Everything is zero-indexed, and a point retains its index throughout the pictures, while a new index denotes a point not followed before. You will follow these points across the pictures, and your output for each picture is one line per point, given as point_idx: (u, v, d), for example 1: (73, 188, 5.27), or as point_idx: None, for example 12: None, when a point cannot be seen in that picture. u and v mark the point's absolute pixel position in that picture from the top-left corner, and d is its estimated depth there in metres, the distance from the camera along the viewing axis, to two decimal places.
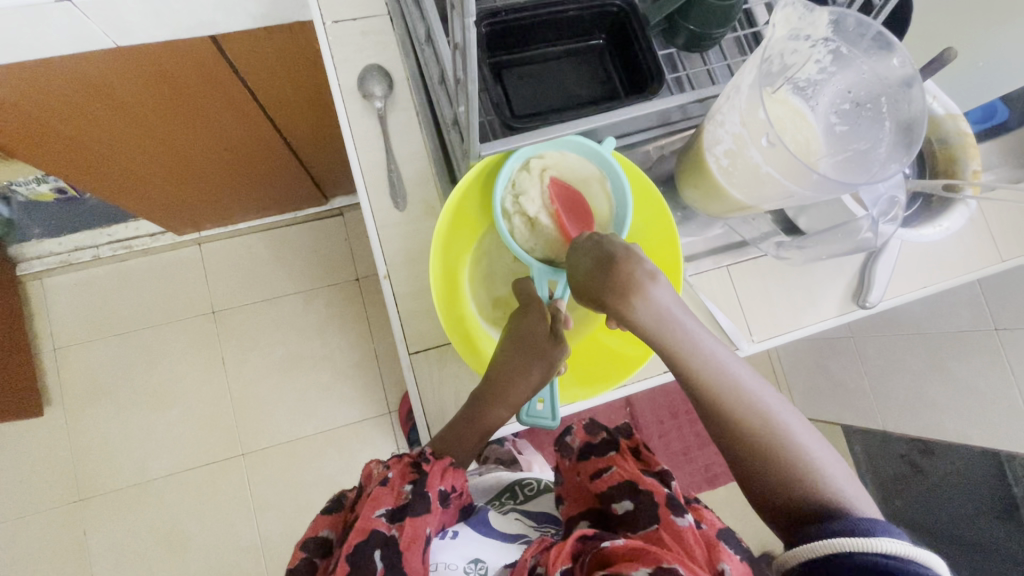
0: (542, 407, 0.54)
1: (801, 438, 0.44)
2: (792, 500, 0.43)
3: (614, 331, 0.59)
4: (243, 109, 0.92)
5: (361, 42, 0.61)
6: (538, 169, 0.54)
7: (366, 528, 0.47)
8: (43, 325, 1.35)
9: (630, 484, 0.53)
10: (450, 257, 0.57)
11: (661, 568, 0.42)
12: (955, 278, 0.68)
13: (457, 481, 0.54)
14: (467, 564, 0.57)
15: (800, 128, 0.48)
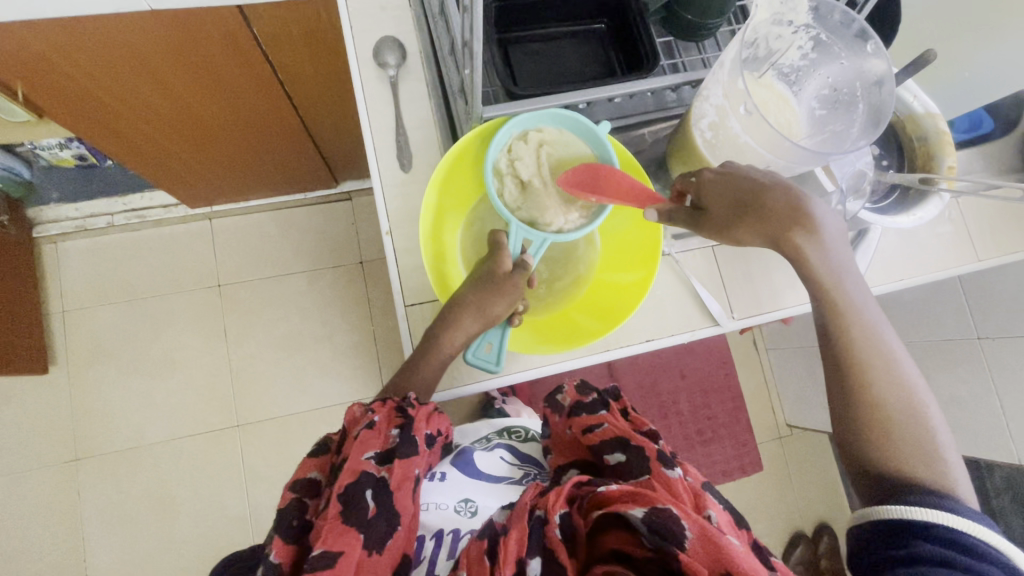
0: (489, 351, 0.59)
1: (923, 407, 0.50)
2: (896, 467, 0.49)
3: (587, 312, 0.63)
4: (264, 84, 0.96)
5: (380, 15, 0.65)
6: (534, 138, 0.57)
7: (356, 470, 0.49)
8: (54, 287, 1.39)
9: (619, 439, 0.55)
10: (444, 201, 0.61)
11: (655, 508, 0.45)
12: (933, 274, 0.71)
13: (440, 425, 0.59)
14: (458, 502, 0.62)
15: (782, 108, 0.52)
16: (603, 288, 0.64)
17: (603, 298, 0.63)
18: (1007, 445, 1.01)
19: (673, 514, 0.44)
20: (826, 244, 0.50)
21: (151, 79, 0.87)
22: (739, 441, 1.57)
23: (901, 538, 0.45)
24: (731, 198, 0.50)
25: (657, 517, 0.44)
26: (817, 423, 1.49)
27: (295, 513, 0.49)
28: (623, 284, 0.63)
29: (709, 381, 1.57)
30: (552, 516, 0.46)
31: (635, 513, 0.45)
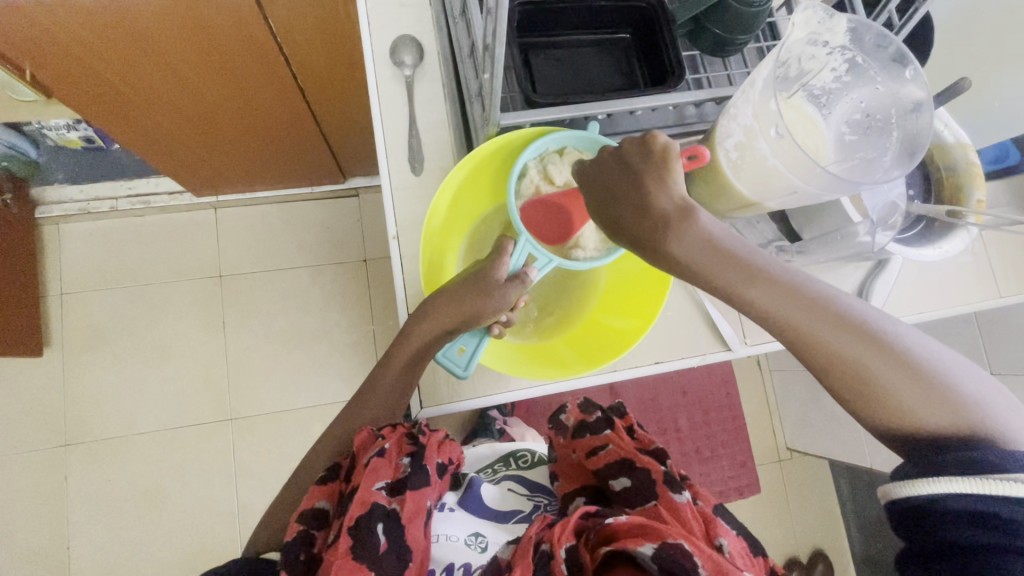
0: (460, 354, 0.55)
1: (897, 373, 0.43)
2: (903, 426, 0.44)
3: (574, 346, 0.61)
4: (275, 75, 0.94)
5: (398, 13, 0.64)
6: (571, 157, 0.56)
7: (366, 501, 0.47)
8: (54, 269, 1.38)
9: (625, 461, 0.53)
10: (460, 200, 0.59)
11: (665, 544, 0.42)
12: (954, 309, 0.69)
13: (451, 454, 0.57)
14: (468, 535, 0.59)
15: (812, 131, 0.49)
16: (595, 329, 0.61)
17: (592, 339, 0.61)
18: None
19: (684, 551, 0.41)
20: (703, 243, 0.46)
21: (162, 64, 0.86)
22: (738, 463, 1.54)
23: (928, 514, 0.40)
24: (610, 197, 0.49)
25: (668, 553, 0.41)
26: (818, 448, 1.47)
27: (304, 546, 0.48)
28: (608, 329, 0.60)
29: (710, 399, 1.55)
30: (557, 550, 0.43)
31: (643, 551, 0.42)
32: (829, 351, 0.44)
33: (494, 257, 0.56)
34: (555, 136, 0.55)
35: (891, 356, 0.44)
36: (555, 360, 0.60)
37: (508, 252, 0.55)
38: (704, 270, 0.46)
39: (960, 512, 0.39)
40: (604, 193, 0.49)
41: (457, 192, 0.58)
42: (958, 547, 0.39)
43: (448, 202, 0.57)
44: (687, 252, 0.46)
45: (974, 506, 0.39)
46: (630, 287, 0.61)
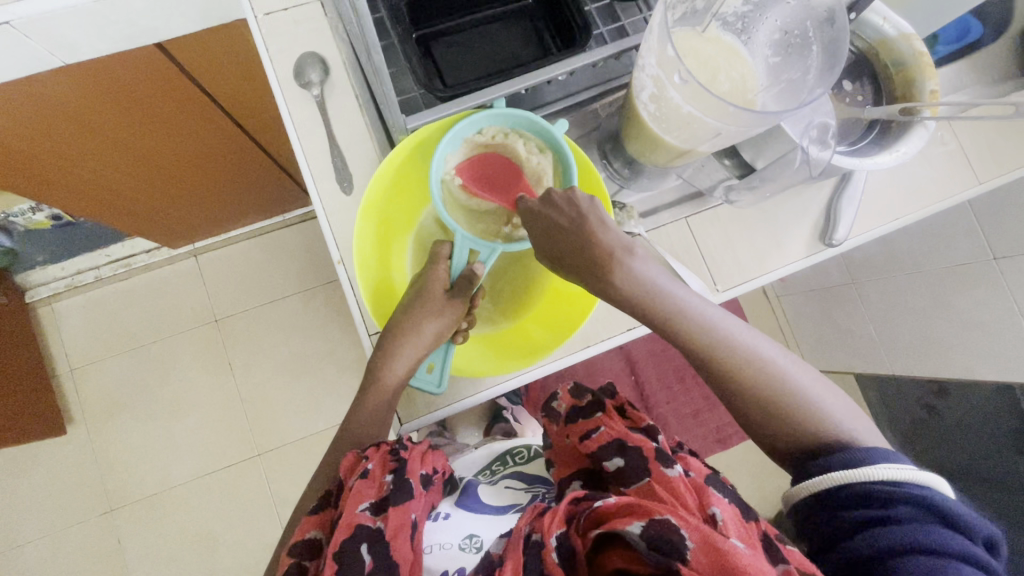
0: (432, 371, 0.56)
1: (793, 386, 0.49)
2: (799, 444, 0.48)
3: (542, 324, 0.59)
4: (206, 114, 0.92)
5: (295, 31, 0.61)
6: (490, 135, 0.54)
7: (351, 523, 0.46)
8: (58, 348, 1.41)
9: (617, 442, 0.51)
10: (388, 215, 0.58)
11: (652, 520, 0.42)
12: (929, 210, 0.66)
13: (434, 463, 0.59)
14: (463, 539, 0.60)
15: (733, 65, 0.47)
16: (558, 298, 0.59)
17: (558, 308, 0.59)
18: None
19: (669, 524, 0.41)
20: (633, 273, 0.49)
21: (95, 135, 0.86)
22: None
23: (837, 501, 0.42)
24: (565, 224, 0.50)
25: (655, 530, 0.42)
26: (842, 365, 1.45)
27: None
28: (571, 293, 0.57)
29: None
30: (546, 539, 0.43)
31: (632, 529, 0.42)
32: (733, 372, 0.49)
33: (432, 264, 0.56)
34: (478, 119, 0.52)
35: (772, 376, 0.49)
36: (525, 340, 0.58)
37: (445, 257, 0.56)
38: (639, 302, 0.49)
39: (868, 494, 0.41)
40: (545, 237, 0.51)
41: (381, 208, 0.56)
42: (860, 524, 0.41)
43: (374, 221, 0.56)
44: (625, 285, 0.49)
45: (873, 487, 0.41)
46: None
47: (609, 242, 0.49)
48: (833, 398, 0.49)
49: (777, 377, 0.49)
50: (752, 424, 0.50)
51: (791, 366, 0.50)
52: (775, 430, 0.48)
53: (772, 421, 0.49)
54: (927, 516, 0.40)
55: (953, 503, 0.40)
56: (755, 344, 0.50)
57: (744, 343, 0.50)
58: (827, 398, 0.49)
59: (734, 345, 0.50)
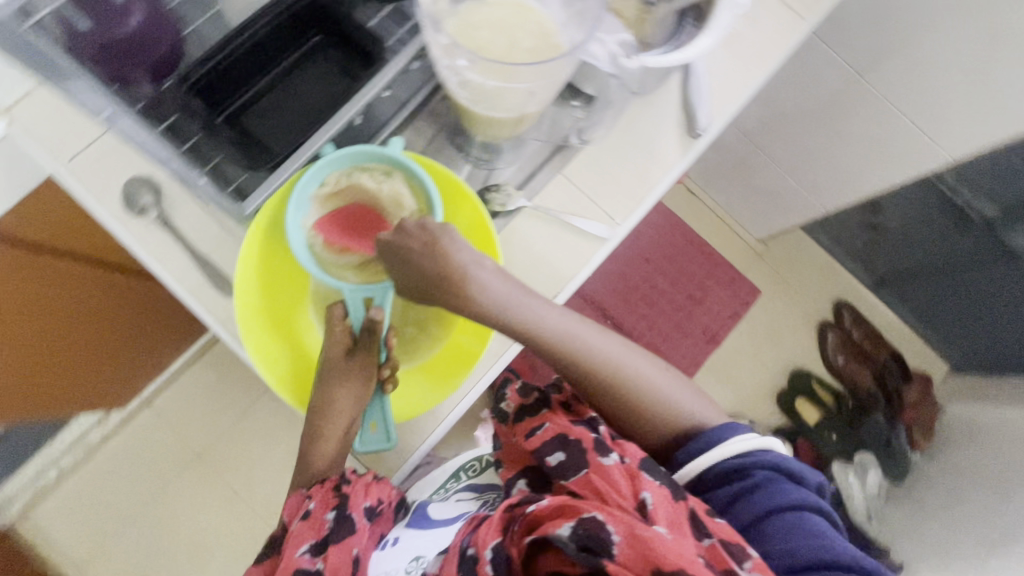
0: (376, 431, 0.55)
1: (644, 382, 0.56)
2: (655, 430, 0.56)
3: (467, 327, 0.58)
4: (65, 269, 0.85)
5: (102, 162, 0.58)
6: (333, 181, 0.54)
7: (290, 566, 0.49)
8: (54, 554, 1.34)
9: (558, 438, 0.52)
10: (274, 294, 0.57)
11: (583, 521, 0.42)
12: (773, 66, 0.68)
13: (383, 493, 0.55)
14: (410, 562, 0.58)
15: (520, 21, 0.49)
16: None
17: None
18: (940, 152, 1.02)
19: (600, 523, 0.42)
20: (489, 287, 0.51)
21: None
22: (728, 282, 1.60)
23: (704, 486, 0.53)
24: (419, 250, 0.49)
25: (587, 531, 0.41)
26: (782, 224, 1.51)
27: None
28: None
29: (670, 249, 1.60)
30: (482, 552, 0.45)
31: (562, 532, 0.42)
32: (595, 373, 0.55)
33: (331, 327, 0.55)
34: (316, 168, 0.52)
35: (631, 372, 0.56)
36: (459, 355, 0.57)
37: (340, 316, 0.54)
38: (500, 316, 0.51)
39: (724, 473, 0.52)
40: (397, 264, 0.50)
41: (263, 292, 0.56)
42: (724, 503, 0.52)
43: (260, 307, 0.55)
44: (484, 298, 0.51)
45: (725, 466, 0.52)
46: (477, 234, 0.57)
47: (460, 258, 0.50)
48: (679, 390, 0.57)
49: (634, 375, 0.56)
50: (615, 419, 0.57)
51: (643, 362, 0.57)
52: (636, 418, 0.56)
53: (632, 413, 0.56)
54: (776, 475, 0.51)
55: (788, 460, 0.52)
56: (610, 346, 0.56)
57: (601, 346, 0.56)
58: (676, 390, 0.57)
59: (591, 349, 0.55)
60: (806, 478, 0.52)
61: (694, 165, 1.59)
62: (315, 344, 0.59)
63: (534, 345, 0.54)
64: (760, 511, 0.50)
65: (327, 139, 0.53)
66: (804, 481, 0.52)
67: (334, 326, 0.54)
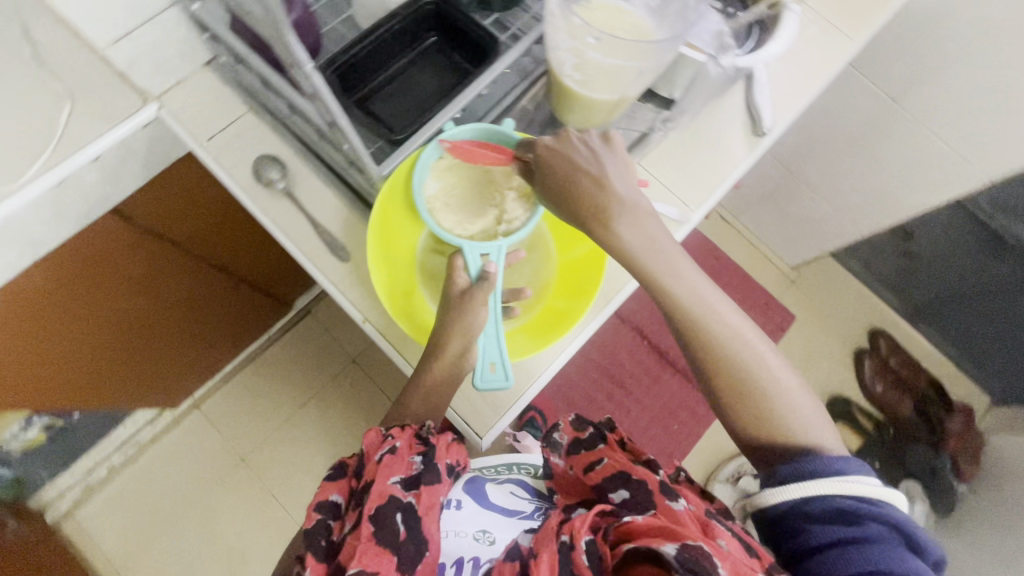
0: (495, 370, 0.56)
1: (780, 380, 0.52)
2: (767, 436, 0.52)
3: (560, 293, 0.62)
4: (171, 261, 0.93)
5: (241, 145, 0.66)
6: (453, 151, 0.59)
7: (384, 493, 0.47)
8: (95, 555, 1.34)
9: (620, 474, 0.53)
10: (391, 245, 0.60)
11: (684, 544, 0.42)
12: (826, 76, 0.75)
13: (456, 455, 0.57)
14: (477, 530, 0.61)
15: (624, 21, 0.55)
16: (568, 269, 0.64)
17: (576, 274, 0.63)
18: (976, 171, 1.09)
19: (705, 551, 0.41)
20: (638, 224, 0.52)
21: (83, 317, 0.87)
22: (765, 307, 1.61)
23: (797, 522, 0.47)
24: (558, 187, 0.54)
25: (690, 554, 0.41)
26: (816, 250, 1.56)
27: (323, 534, 0.48)
28: (581, 263, 0.63)
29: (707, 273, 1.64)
30: (576, 541, 0.47)
31: (667, 550, 0.42)
32: (724, 353, 0.52)
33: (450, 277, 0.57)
34: (441, 138, 0.58)
35: (765, 370, 0.52)
36: (559, 316, 0.61)
37: (461, 266, 0.57)
38: (641, 255, 0.52)
39: (831, 510, 0.46)
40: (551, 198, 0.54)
41: (381, 242, 0.59)
42: (821, 543, 0.45)
43: (378, 257, 0.59)
44: (634, 233, 0.52)
45: (835, 503, 0.46)
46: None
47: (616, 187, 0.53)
48: (810, 410, 0.53)
49: (760, 370, 0.52)
50: (724, 414, 0.54)
51: (781, 374, 0.53)
52: (751, 423, 0.52)
53: (749, 411, 0.52)
54: (890, 531, 0.45)
55: (903, 516, 0.46)
56: (752, 341, 0.53)
57: (737, 332, 0.53)
58: (805, 406, 0.53)
59: (724, 324, 0.52)
60: (901, 524, 0.46)
61: (727, 195, 1.64)
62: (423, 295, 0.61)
63: (661, 295, 0.52)
64: (851, 555, 0.44)
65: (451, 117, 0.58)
66: (904, 537, 0.45)
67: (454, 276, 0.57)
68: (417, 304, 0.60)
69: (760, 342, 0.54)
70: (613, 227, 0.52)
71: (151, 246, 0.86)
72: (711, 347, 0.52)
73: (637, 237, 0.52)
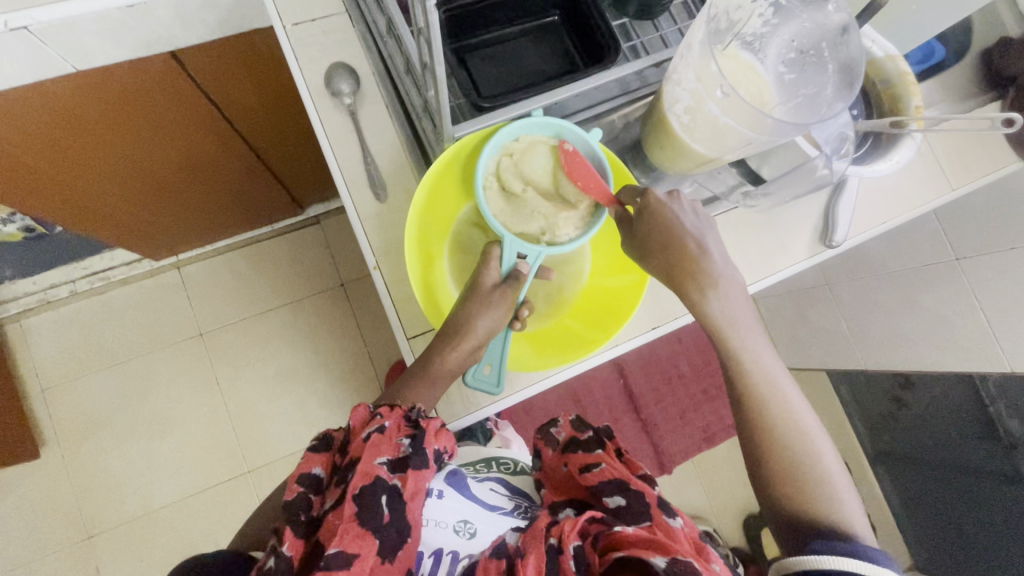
0: (489, 372, 0.56)
1: (826, 462, 0.52)
2: (804, 517, 0.51)
3: (580, 316, 0.61)
4: (208, 123, 0.90)
5: (324, 41, 0.62)
6: (533, 140, 0.56)
7: (370, 473, 0.47)
8: (28, 365, 1.33)
9: (618, 481, 0.54)
10: (435, 209, 0.58)
11: (676, 560, 0.44)
12: (912, 211, 0.72)
13: (448, 443, 0.54)
14: (457, 521, 0.56)
15: (751, 81, 0.51)
16: (594, 296, 0.62)
17: (598, 305, 0.61)
18: (999, 357, 1.06)
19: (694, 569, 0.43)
20: (726, 300, 0.52)
21: (103, 143, 0.84)
22: None
23: None
24: (660, 241, 0.53)
25: (681, 569, 0.43)
26: (815, 361, 1.55)
27: (304, 508, 0.47)
28: (616, 294, 0.61)
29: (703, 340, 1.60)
30: (564, 547, 0.47)
31: (657, 562, 0.44)
32: (772, 429, 0.52)
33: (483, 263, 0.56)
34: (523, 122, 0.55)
35: (812, 451, 0.52)
36: (569, 336, 0.60)
37: (496, 257, 0.56)
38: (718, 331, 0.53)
39: None
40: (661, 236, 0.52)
41: (428, 201, 0.57)
42: None
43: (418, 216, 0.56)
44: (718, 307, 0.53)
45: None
46: (618, 242, 0.63)
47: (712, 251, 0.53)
48: (848, 492, 0.52)
49: (806, 450, 0.52)
50: (763, 487, 0.53)
51: (830, 459, 0.53)
52: (786, 504, 0.52)
53: (786, 491, 0.52)
54: None
55: None
56: (801, 413, 0.53)
57: (791, 412, 0.53)
58: (845, 491, 0.52)
59: (781, 400, 0.53)
60: None
61: None
62: (446, 272, 0.60)
63: (734, 363, 0.53)
64: None
65: (540, 106, 0.54)
66: None
67: (487, 266, 0.56)
68: (440, 282, 0.59)
69: (812, 425, 0.54)
70: (705, 295, 0.52)
71: (196, 102, 0.83)
72: (763, 423, 0.52)
73: (719, 312, 0.53)
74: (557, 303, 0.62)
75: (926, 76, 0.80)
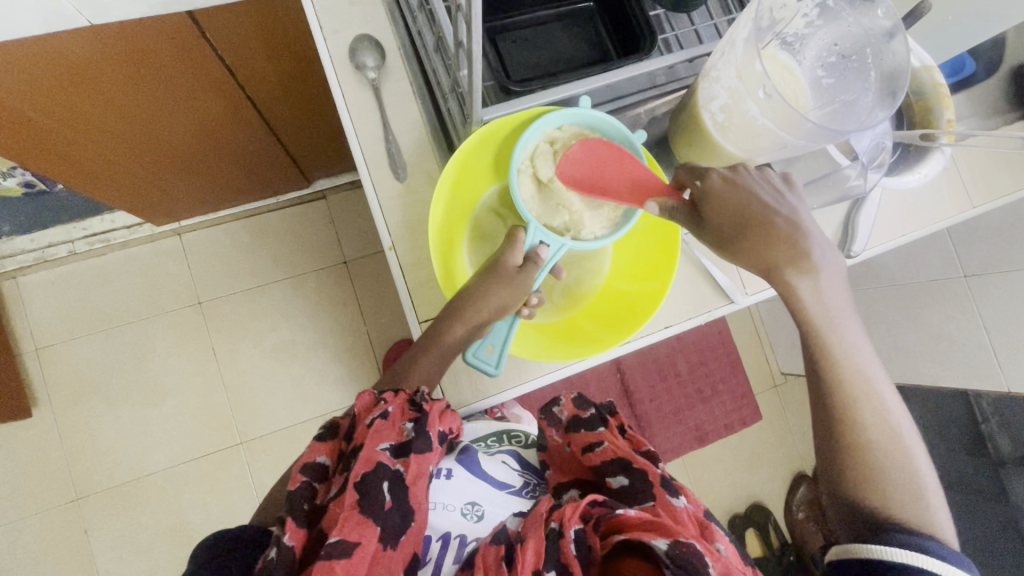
0: (490, 353, 0.55)
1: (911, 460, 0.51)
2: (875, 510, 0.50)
3: (593, 322, 0.61)
4: (219, 87, 0.87)
5: (350, 12, 0.60)
6: (572, 133, 0.55)
7: (372, 459, 0.47)
8: (23, 324, 1.32)
9: (620, 460, 0.53)
10: (462, 187, 0.58)
11: (676, 541, 0.43)
12: (932, 226, 0.72)
13: (452, 424, 0.54)
14: (466, 504, 0.57)
15: (791, 84, 0.50)
16: (610, 297, 0.62)
17: (616, 309, 0.61)
18: (997, 375, 1.06)
19: (696, 551, 0.42)
20: (822, 284, 0.50)
21: (110, 101, 0.81)
22: (738, 395, 1.57)
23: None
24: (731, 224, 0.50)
25: (682, 551, 0.42)
26: None
27: (306, 497, 0.46)
28: (635, 298, 0.60)
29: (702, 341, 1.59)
30: (566, 530, 0.45)
31: (659, 544, 0.43)
32: (858, 416, 0.51)
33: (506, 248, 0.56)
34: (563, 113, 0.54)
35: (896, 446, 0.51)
36: (579, 334, 0.60)
37: (522, 241, 0.55)
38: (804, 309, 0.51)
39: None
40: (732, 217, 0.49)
41: (457, 177, 0.56)
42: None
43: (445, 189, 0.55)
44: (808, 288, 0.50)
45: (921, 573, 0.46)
46: (645, 246, 0.62)
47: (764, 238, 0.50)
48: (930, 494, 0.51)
49: (892, 443, 0.51)
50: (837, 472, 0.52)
51: (913, 457, 0.52)
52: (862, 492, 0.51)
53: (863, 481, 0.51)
54: None
55: None
56: (889, 406, 0.52)
57: (880, 400, 0.52)
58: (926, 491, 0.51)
59: (871, 391, 0.52)
60: None
61: None
62: (462, 251, 0.60)
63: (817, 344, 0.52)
64: None
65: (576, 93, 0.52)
66: None
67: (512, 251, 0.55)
68: (455, 260, 0.59)
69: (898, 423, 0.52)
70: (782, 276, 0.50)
71: (210, 64, 0.80)
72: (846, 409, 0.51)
73: (814, 294, 0.50)
74: (575, 299, 0.62)
75: (958, 90, 0.78)
